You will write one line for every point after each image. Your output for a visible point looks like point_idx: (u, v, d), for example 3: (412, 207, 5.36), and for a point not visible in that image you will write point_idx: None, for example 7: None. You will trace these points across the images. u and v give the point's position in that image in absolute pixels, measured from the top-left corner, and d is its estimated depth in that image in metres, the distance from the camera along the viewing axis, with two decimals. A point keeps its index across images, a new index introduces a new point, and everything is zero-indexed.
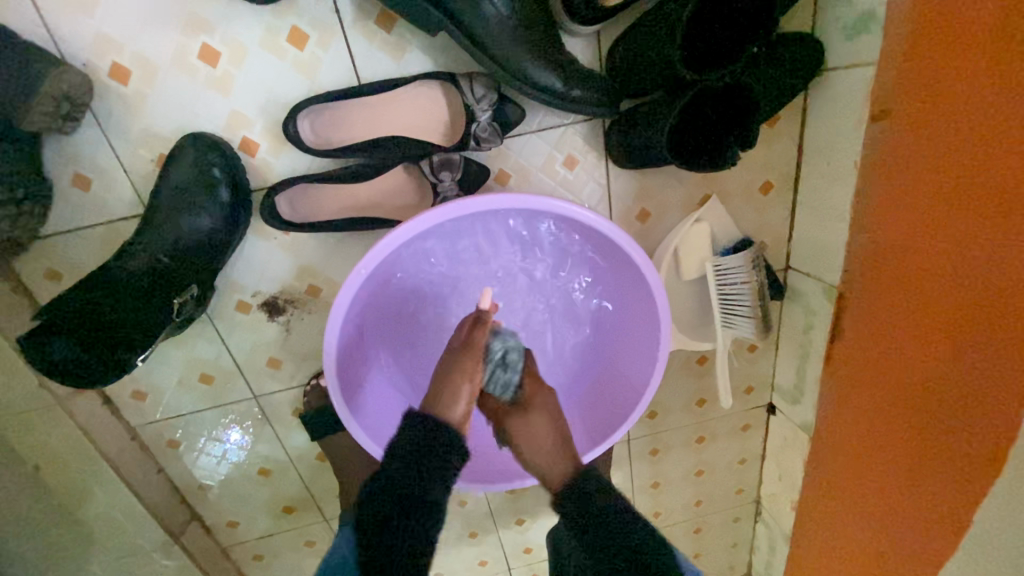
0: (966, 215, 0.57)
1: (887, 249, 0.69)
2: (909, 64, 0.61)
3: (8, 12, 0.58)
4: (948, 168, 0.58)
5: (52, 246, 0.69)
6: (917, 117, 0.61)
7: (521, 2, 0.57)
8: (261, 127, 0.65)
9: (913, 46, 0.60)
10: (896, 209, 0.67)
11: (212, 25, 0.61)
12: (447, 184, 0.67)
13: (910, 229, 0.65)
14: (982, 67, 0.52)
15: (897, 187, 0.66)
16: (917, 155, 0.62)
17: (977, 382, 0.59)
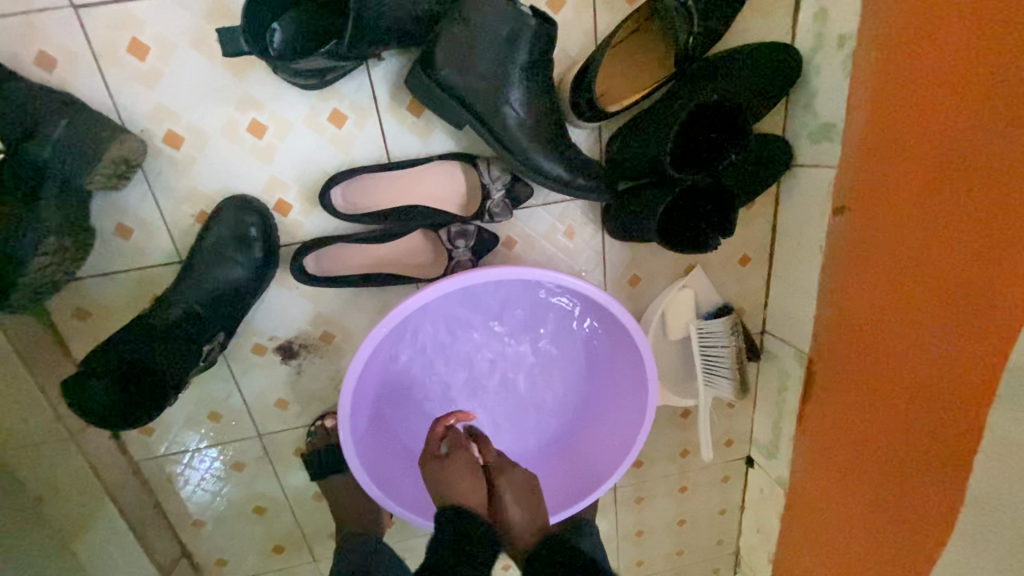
0: (926, 285, 0.64)
1: (856, 305, 0.76)
2: (869, 158, 0.70)
3: (79, 83, 0.65)
4: (920, 263, 0.64)
5: (85, 288, 0.73)
6: (884, 193, 0.68)
7: (538, 105, 0.66)
8: (296, 191, 0.73)
9: (872, 145, 0.69)
10: (862, 270, 0.74)
11: (263, 104, 0.68)
12: (462, 251, 0.76)
13: (884, 314, 0.71)
14: (947, 178, 0.59)
15: (867, 271, 0.73)
16: (887, 248, 0.69)
17: (950, 468, 0.63)
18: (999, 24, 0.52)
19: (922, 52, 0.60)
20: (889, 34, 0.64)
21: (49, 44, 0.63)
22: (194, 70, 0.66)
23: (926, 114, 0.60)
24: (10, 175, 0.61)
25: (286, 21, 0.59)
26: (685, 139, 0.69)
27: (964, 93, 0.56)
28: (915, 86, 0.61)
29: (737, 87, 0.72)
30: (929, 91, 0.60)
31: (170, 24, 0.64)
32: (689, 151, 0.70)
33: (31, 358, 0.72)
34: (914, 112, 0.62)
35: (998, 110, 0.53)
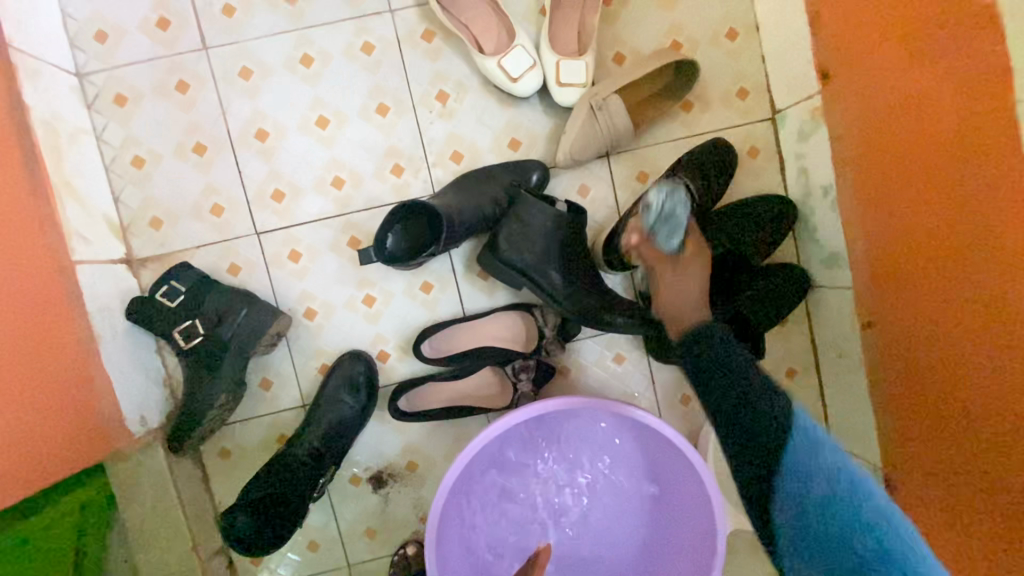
0: (967, 371, 0.64)
1: (914, 399, 0.75)
2: (882, 259, 0.76)
3: (253, 280, 0.91)
4: (954, 350, 0.65)
5: (231, 430, 0.93)
6: (903, 288, 0.73)
7: (580, 265, 0.84)
8: (394, 343, 0.93)
9: (881, 249, 0.76)
10: (907, 362, 0.75)
11: (374, 282, 0.92)
12: (524, 382, 0.90)
13: (939, 405, 0.69)
14: (951, 268, 0.64)
15: (910, 392, 0.75)
16: (924, 372, 0.71)
17: None
18: (949, 176, 0.62)
19: (894, 175, 0.70)
20: (864, 172, 0.76)
21: (238, 257, 0.91)
22: (330, 264, 0.92)
23: (914, 218, 0.68)
24: (204, 353, 0.85)
25: (395, 229, 0.84)
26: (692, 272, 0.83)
27: (937, 198, 0.64)
28: (899, 197, 0.70)
29: (738, 234, 0.90)
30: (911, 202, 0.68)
31: (317, 238, 0.91)
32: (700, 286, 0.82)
33: (184, 492, 0.88)
34: (904, 219, 0.70)
35: (970, 208, 0.60)
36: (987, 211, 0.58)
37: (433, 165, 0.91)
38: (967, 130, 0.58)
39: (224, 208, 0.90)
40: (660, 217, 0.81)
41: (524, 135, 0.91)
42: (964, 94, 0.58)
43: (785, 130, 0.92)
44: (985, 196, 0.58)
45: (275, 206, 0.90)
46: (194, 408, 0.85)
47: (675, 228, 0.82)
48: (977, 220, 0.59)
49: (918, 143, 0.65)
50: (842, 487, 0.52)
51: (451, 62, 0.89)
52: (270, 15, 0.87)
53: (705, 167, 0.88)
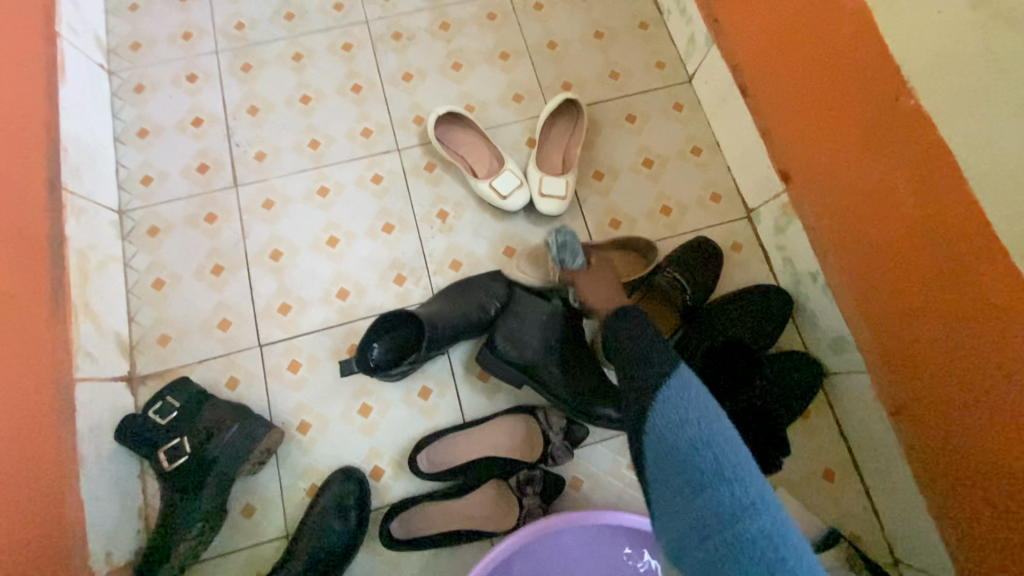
0: (991, 404, 0.59)
1: (951, 466, 0.67)
2: (868, 321, 0.77)
3: (250, 393, 0.90)
4: (969, 386, 0.62)
5: (202, 570, 0.82)
6: (896, 342, 0.72)
7: (579, 357, 0.82)
8: (389, 457, 0.87)
9: (865, 311, 0.77)
10: (929, 423, 0.69)
11: (372, 390, 0.90)
12: (530, 497, 0.82)
13: (977, 461, 0.62)
14: (933, 304, 0.65)
15: (945, 456, 0.68)
16: (964, 458, 0.64)
17: None
18: (897, 220, 0.68)
19: (853, 238, 0.76)
20: (827, 245, 0.82)
21: (238, 370, 0.91)
22: (328, 373, 0.91)
23: (884, 269, 0.71)
24: (186, 474, 0.80)
25: (381, 341, 0.82)
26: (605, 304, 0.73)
27: (897, 245, 0.68)
28: (866, 257, 0.74)
29: (733, 326, 0.90)
30: (877, 256, 0.72)
31: (318, 347, 0.92)
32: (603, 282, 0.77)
33: None
34: (876, 275, 0.73)
35: (928, 241, 0.64)
36: (941, 241, 0.62)
37: (433, 273, 0.96)
38: (914, 196, 0.65)
39: (232, 322, 0.93)
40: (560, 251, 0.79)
41: (518, 243, 0.97)
42: (918, 178, 0.64)
43: (762, 227, 0.98)
44: (934, 228, 0.63)
45: (281, 318, 0.94)
46: (166, 539, 0.77)
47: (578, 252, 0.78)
48: (950, 262, 0.61)
49: (887, 224, 0.69)
50: (701, 437, 0.51)
51: (449, 186, 1.00)
52: (294, 157, 1.01)
53: (692, 264, 0.92)
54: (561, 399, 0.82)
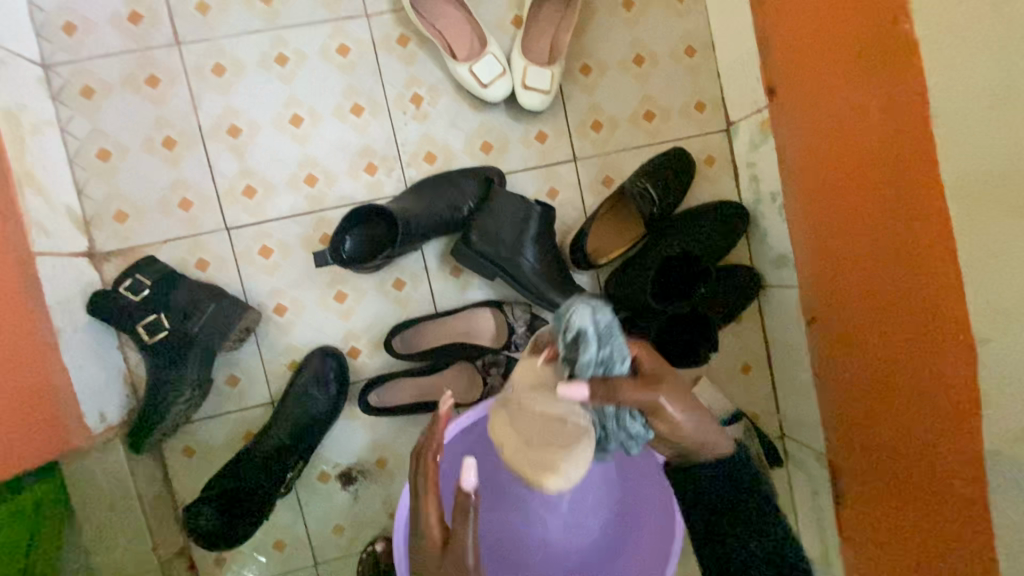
0: (883, 310, 0.73)
1: (843, 355, 0.84)
2: (807, 237, 0.87)
3: (221, 275, 0.90)
4: (872, 297, 0.75)
5: (194, 428, 0.91)
6: (826, 257, 0.83)
7: (547, 256, 0.87)
8: (365, 340, 0.94)
9: (808, 228, 0.86)
10: (833, 323, 0.85)
11: (346, 279, 0.93)
12: (494, 377, 0.93)
13: (864, 352, 0.79)
14: (862, 227, 0.74)
15: (840, 349, 0.84)
16: (867, 358, 0.79)
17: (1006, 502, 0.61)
18: (853, 149, 0.73)
19: (813, 161, 0.82)
20: (788, 164, 0.87)
21: (206, 252, 0.90)
22: (301, 260, 0.92)
23: (832, 193, 0.79)
24: (169, 349, 0.83)
25: (352, 234, 0.83)
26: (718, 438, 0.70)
27: (847, 172, 0.75)
28: (819, 180, 0.81)
29: (695, 236, 0.94)
30: (830, 180, 0.79)
31: (288, 233, 0.91)
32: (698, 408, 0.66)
33: (145, 493, 0.86)
34: (823, 197, 0.81)
35: (874, 170, 0.71)
36: (882, 171, 0.69)
37: (407, 165, 0.93)
38: (873, 126, 0.69)
39: (193, 203, 0.89)
40: (597, 352, 0.61)
41: (495, 139, 0.94)
42: (890, 105, 0.66)
43: (738, 141, 0.98)
44: (881, 160, 0.69)
45: (246, 202, 0.90)
46: (157, 404, 0.83)
47: (621, 345, 0.62)
48: (884, 192, 0.69)
49: (853, 150, 0.73)
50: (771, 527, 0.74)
51: (425, 67, 0.92)
52: (245, 14, 0.88)
53: (665, 174, 0.93)
54: (529, 294, 0.89)
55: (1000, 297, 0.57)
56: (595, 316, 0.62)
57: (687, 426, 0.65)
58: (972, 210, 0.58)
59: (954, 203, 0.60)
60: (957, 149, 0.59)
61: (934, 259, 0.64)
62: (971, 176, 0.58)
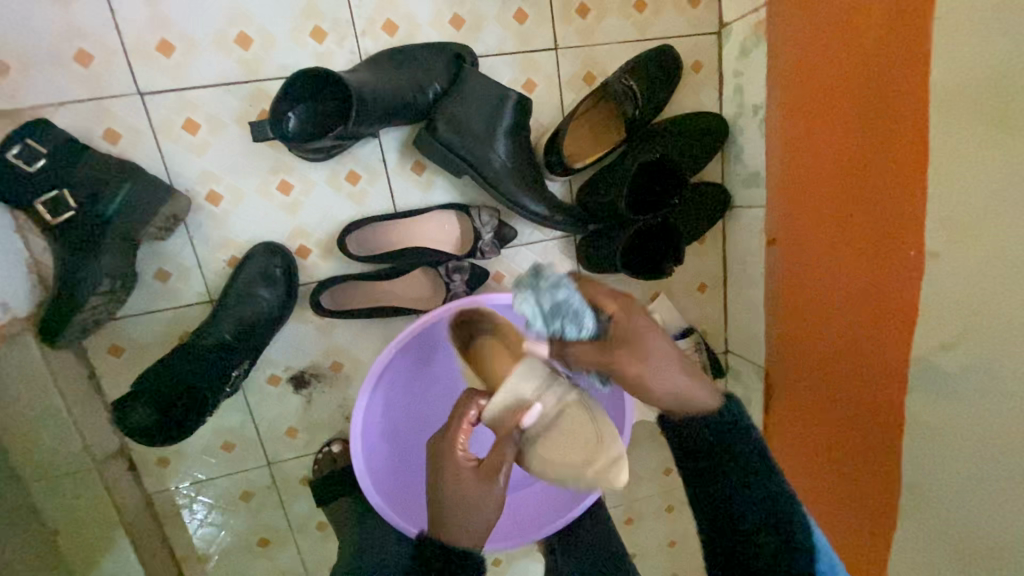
0: (847, 225, 0.75)
1: (797, 272, 0.87)
2: (783, 153, 0.86)
3: (138, 151, 0.77)
4: (839, 212, 0.76)
5: (121, 326, 0.83)
6: (799, 173, 0.83)
7: (518, 154, 0.81)
8: (316, 238, 0.86)
9: (784, 143, 0.85)
10: (794, 240, 0.87)
11: (292, 167, 0.82)
12: (457, 284, 0.88)
13: (819, 268, 0.82)
14: (841, 140, 0.74)
15: (795, 265, 0.87)
16: (819, 277, 0.82)
17: (924, 399, 0.68)
18: (848, 53, 0.70)
19: (803, 68, 0.78)
20: (776, 74, 0.84)
21: (114, 121, 0.75)
22: (236, 141, 0.79)
23: (817, 103, 0.77)
24: (77, 232, 0.71)
25: (297, 109, 0.72)
26: (699, 391, 0.68)
27: (837, 80, 0.73)
28: (806, 90, 0.79)
29: (674, 147, 0.90)
30: (817, 89, 0.76)
31: (218, 106, 0.78)
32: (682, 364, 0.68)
33: (68, 392, 0.79)
34: (807, 109, 0.79)
35: (865, 77, 0.68)
36: (872, 78, 0.67)
37: (362, 34, 0.79)
38: (874, 27, 0.66)
39: (93, 57, 0.73)
40: (550, 292, 0.69)
41: (468, 13, 0.82)
42: (893, 5, 0.63)
43: (727, 46, 0.92)
44: (875, 65, 0.67)
45: (163, 61, 0.75)
46: (67, 297, 0.72)
47: (580, 309, 0.69)
48: (870, 102, 0.68)
49: (846, 57, 0.71)
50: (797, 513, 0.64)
51: None
52: None
53: (649, 77, 0.87)
54: (498, 196, 0.83)
55: (962, 209, 0.60)
56: (543, 290, 0.69)
57: (662, 391, 0.67)
58: (954, 120, 0.59)
59: (936, 113, 0.60)
60: (953, 55, 0.58)
61: (909, 170, 0.64)
62: (961, 85, 0.57)
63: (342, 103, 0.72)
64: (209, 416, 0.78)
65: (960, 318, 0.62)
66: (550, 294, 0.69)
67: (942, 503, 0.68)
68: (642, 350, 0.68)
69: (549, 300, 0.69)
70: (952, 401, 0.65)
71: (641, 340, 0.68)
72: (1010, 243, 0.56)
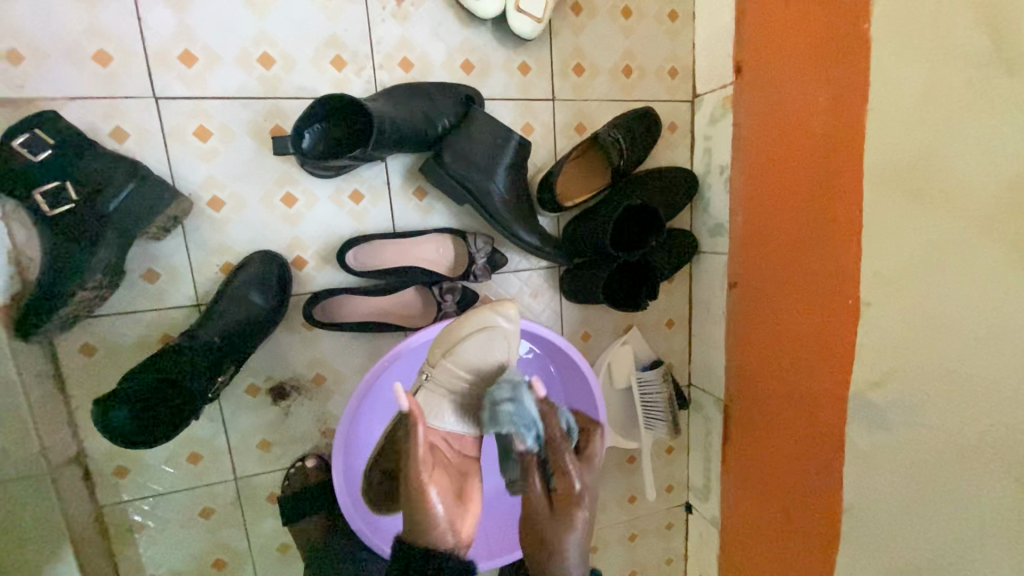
0: (796, 272, 0.87)
1: (754, 312, 0.98)
2: (744, 208, 0.98)
3: (146, 152, 0.78)
4: (791, 261, 0.88)
5: (98, 324, 0.80)
6: (757, 226, 0.95)
7: (515, 187, 0.89)
8: (313, 250, 0.88)
9: (745, 199, 0.97)
10: (751, 284, 0.98)
11: (298, 181, 0.85)
12: (449, 304, 0.91)
13: (773, 309, 0.93)
14: (793, 200, 0.86)
15: (753, 306, 0.98)
16: (773, 318, 0.93)
17: (861, 429, 0.78)
18: (799, 129, 0.84)
19: (762, 138, 0.92)
20: (740, 140, 0.97)
21: (126, 121, 0.77)
22: (246, 151, 0.82)
23: (773, 168, 0.90)
24: (72, 224, 0.71)
25: (314, 128, 0.77)
26: (574, 559, 0.66)
27: (790, 150, 0.86)
28: (765, 156, 0.92)
29: (651, 194, 1.01)
30: (774, 156, 0.90)
31: (233, 118, 0.81)
32: (585, 549, 0.66)
33: (32, 391, 0.75)
34: (764, 171, 0.92)
35: (813, 150, 0.81)
36: (820, 151, 0.80)
37: (379, 67, 0.86)
38: (821, 111, 0.79)
39: (113, 59, 0.75)
40: (509, 390, 0.71)
41: (478, 60, 0.91)
42: (835, 96, 0.77)
43: (699, 113, 1.06)
44: (821, 141, 0.80)
45: (184, 71, 0.78)
46: (53, 290, 0.71)
47: (528, 421, 0.67)
48: (817, 171, 0.81)
49: (796, 133, 0.84)
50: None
51: None
52: None
53: (633, 130, 0.97)
54: (494, 224, 0.89)
55: (888, 265, 0.72)
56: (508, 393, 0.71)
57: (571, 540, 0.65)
58: (881, 193, 0.72)
59: (869, 186, 0.73)
60: (882, 140, 0.71)
61: (848, 229, 0.76)
62: (888, 165, 0.70)
63: (359, 127, 0.78)
64: (193, 420, 0.76)
65: (888, 358, 0.73)
66: (525, 406, 0.68)
67: (874, 525, 0.77)
68: (546, 538, 0.65)
69: (528, 403, 0.69)
70: (884, 431, 0.74)
71: (552, 543, 0.64)
72: (926, 295, 0.68)
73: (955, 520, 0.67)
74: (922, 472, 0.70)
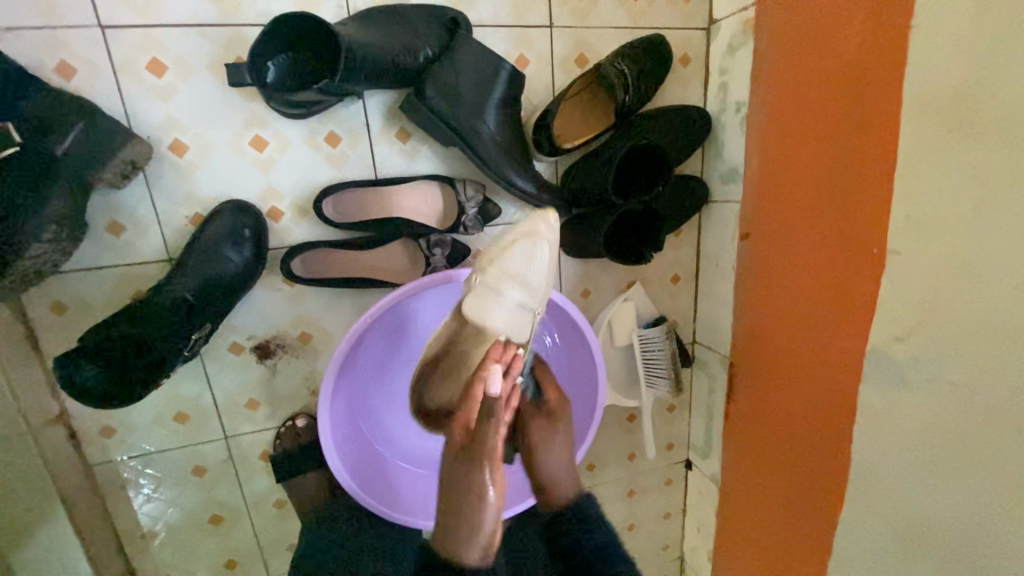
0: (815, 220, 0.79)
1: (767, 265, 0.91)
2: (762, 149, 0.89)
3: (95, 90, 0.70)
4: (811, 207, 0.80)
5: (65, 281, 0.76)
6: (774, 169, 0.86)
7: (507, 127, 0.80)
8: (289, 201, 0.82)
9: (763, 139, 0.88)
10: (765, 234, 0.90)
11: (267, 122, 0.78)
12: (437, 258, 0.85)
13: (787, 261, 0.86)
14: (818, 138, 0.77)
15: (766, 258, 0.91)
16: (788, 271, 0.86)
17: (877, 387, 0.73)
18: (830, 53, 0.73)
19: (784, 68, 0.82)
20: (759, 72, 0.87)
21: (69, 53, 0.69)
22: (207, 87, 0.74)
23: (796, 102, 0.80)
24: (17, 169, 0.64)
25: (278, 58, 0.68)
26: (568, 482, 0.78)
27: (817, 80, 0.76)
28: (788, 88, 0.82)
29: (659, 136, 0.91)
30: (798, 88, 0.79)
31: (189, 49, 0.72)
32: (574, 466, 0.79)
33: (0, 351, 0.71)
34: (786, 106, 0.82)
35: (844, 78, 0.71)
36: (852, 79, 0.70)
37: None
38: (858, 30, 0.69)
39: None
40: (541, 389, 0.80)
41: None
42: (875, 10, 0.66)
43: (715, 42, 0.94)
44: (855, 66, 0.70)
45: None
46: None
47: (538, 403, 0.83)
48: (847, 103, 0.71)
49: (826, 60, 0.74)
50: None
51: None
52: None
53: (641, 61, 0.87)
54: (483, 170, 0.81)
55: (923, 207, 0.64)
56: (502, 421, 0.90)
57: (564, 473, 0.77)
58: (923, 125, 0.62)
59: (907, 118, 0.64)
60: (929, 61, 0.61)
61: (878, 170, 0.68)
62: (934, 91, 0.61)
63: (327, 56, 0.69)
64: (164, 379, 0.73)
65: (915, 311, 0.67)
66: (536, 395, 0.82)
67: (884, 485, 0.73)
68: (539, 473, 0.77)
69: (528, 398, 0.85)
70: (902, 388, 0.69)
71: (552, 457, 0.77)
72: (962, 240, 0.61)
73: (973, 482, 0.63)
74: (941, 432, 0.66)
